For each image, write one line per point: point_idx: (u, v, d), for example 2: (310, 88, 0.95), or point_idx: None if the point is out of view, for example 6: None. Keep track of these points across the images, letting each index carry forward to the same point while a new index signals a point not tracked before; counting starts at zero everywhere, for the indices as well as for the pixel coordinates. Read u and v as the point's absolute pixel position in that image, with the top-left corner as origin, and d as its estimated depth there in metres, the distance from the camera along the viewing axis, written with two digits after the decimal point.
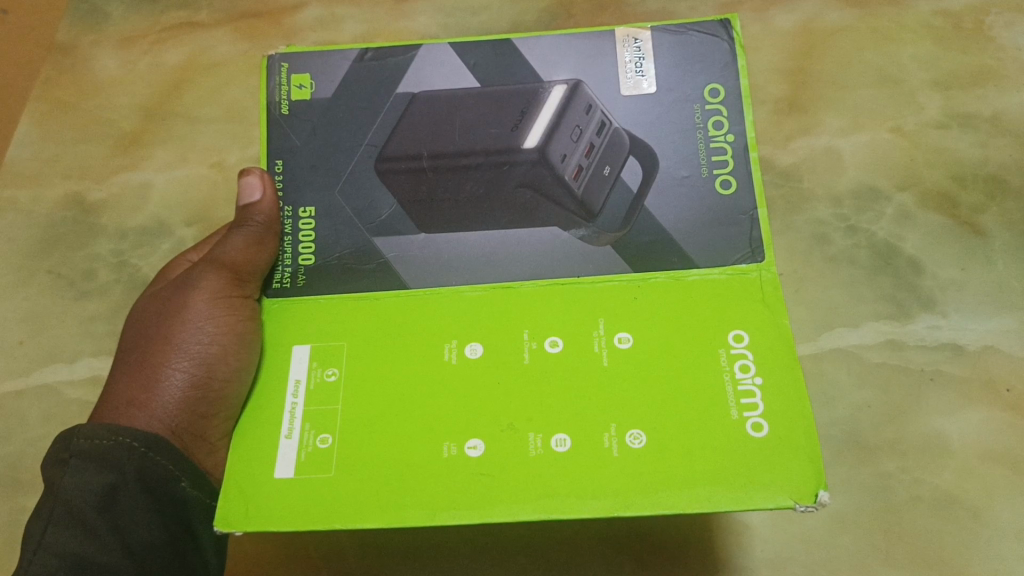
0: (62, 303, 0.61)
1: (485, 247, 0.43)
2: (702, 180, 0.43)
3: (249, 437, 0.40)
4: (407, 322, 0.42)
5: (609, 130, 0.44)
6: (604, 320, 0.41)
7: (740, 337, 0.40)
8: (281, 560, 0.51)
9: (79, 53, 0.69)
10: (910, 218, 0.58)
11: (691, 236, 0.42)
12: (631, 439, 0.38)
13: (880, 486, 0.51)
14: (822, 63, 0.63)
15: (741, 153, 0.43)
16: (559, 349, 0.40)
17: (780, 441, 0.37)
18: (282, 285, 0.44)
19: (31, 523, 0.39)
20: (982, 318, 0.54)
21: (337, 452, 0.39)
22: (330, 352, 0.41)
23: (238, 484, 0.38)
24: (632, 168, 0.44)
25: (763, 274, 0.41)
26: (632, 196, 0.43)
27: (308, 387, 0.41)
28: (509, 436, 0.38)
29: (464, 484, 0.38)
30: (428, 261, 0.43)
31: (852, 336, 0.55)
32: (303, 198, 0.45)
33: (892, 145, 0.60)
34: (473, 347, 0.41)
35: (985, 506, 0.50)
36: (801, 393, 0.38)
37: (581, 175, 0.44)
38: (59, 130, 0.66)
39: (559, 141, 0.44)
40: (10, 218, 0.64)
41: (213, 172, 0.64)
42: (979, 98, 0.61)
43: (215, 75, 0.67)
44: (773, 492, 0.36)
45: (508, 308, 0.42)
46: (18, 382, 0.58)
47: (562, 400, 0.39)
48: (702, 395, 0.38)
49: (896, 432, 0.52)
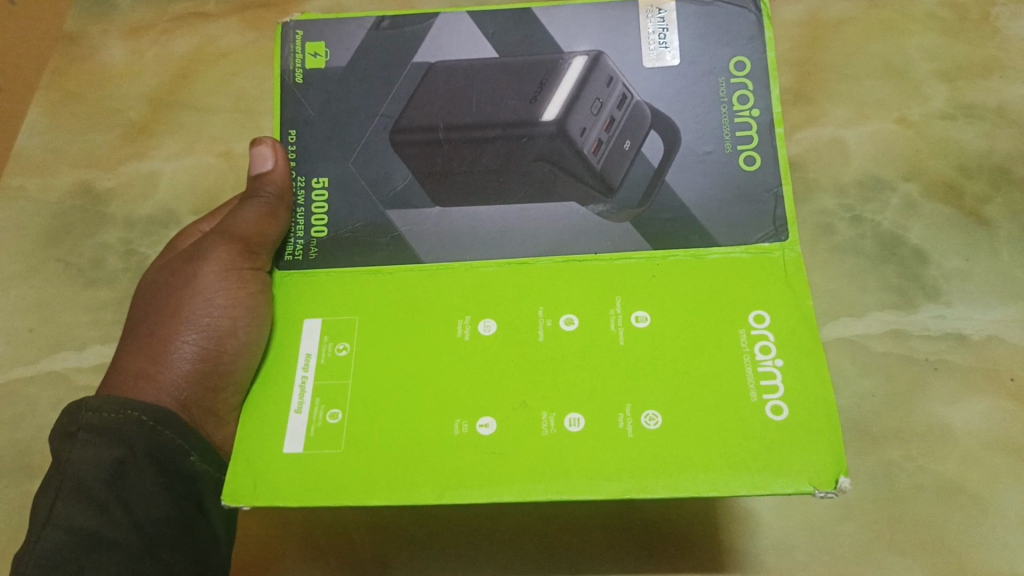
0: (71, 290, 0.61)
1: (498, 221, 0.43)
2: (726, 155, 0.43)
3: (258, 411, 0.40)
4: (421, 298, 0.42)
5: (630, 104, 0.44)
6: (621, 298, 0.41)
7: (761, 318, 0.40)
8: (292, 543, 0.52)
9: (89, 42, 0.69)
10: (915, 208, 0.58)
11: (710, 213, 0.43)
12: (647, 420, 0.38)
13: (886, 473, 0.51)
14: (827, 54, 0.63)
15: (766, 128, 0.43)
16: (574, 327, 0.41)
17: (800, 423, 0.37)
18: (294, 258, 0.44)
19: (37, 499, 0.39)
20: (986, 307, 0.55)
21: (348, 428, 0.39)
22: (342, 326, 0.41)
23: (247, 459, 0.38)
24: (653, 142, 0.44)
25: (786, 254, 0.41)
26: (652, 171, 0.43)
27: (319, 361, 0.41)
28: (522, 416, 0.39)
29: (473, 463, 0.38)
30: (445, 235, 0.43)
31: (858, 324, 0.55)
32: (316, 169, 0.45)
33: (897, 136, 0.61)
34: (486, 324, 0.41)
35: (989, 493, 0.50)
36: (822, 375, 0.38)
37: (601, 149, 0.44)
38: (68, 119, 0.67)
39: (578, 114, 0.44)
40: (19, 206, 0.64)
41: (221, 161, 0.65)
42: (985, 88, 0.61)
43: (223, 64, 0.68)
44: (792, 477, 0.36)
45: (524, 286, 0.42)
46: (27, 369, 0.58)
47: (577, 378, 0.39)
48: (720, 376, 0.39)
49: (901, 421, 0.52)
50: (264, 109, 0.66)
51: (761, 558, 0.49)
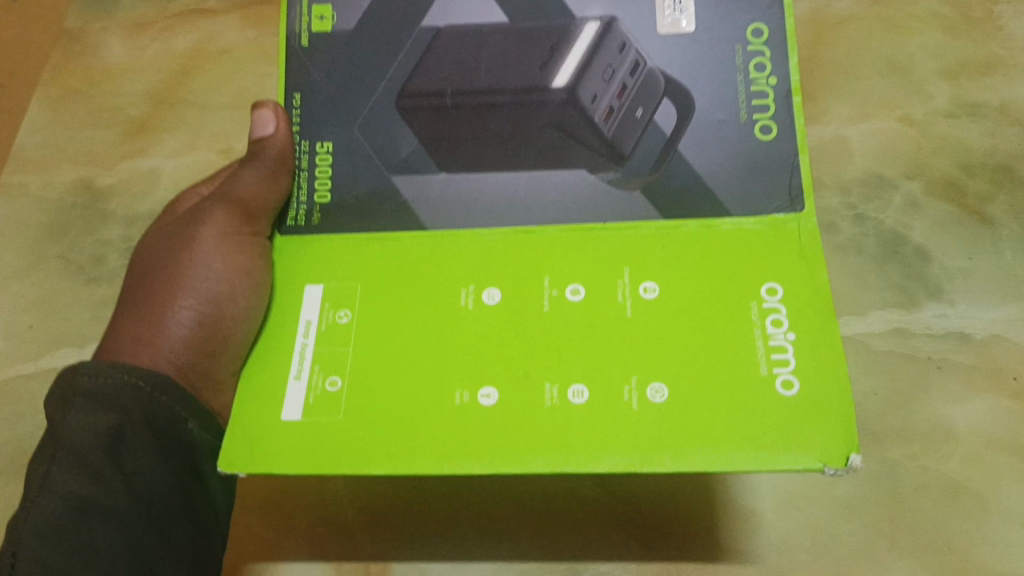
0: (72, 288, 0.61)
1: (507, 188, 0.43)
2: (740, 124, 0.42)
3: (259, 377, 0.40)
4: (426, 267, 0.42)
5: (643, 71, 0.43)
6: (629, 269, 0.41)
7: (773, 291, 0.39)
8: (293, 543, 0.52)
9: (89, 38, 0.69)
10: (918, 207, 0.58)
11: (723, 182, 0.42)
12: (652, 392, 0.37)
13: (887, 473, 0.51)
14: (830, 52, 0.63)
15: (784, 95, 0.42)
16: (581, 298, 0.40)
17: (810, 399, 0.36)
18: (298, 222, 0.44)
19: (31, 468, 0.38)
20: (988, 306, 0.55)
21: (348, 396, 0.39)
22: (344, 293, 0.42)
23: (245, 423, 0.39)
24: (666, 110, 0.43)
25: (801, 225, 0.41)
26: (664, 140, 0.43)
27: (320, 328, 0.41)
28: (524, 385, 0.38)
29: (476, 432, 0.37)
30: (450, 203, 0.43)
31: (860, 323, 0.55)
32: (321, 133, 0.45)
33: (900, 134, 0.60)
34: (491, 293, 0.41)
35: (991, 493, 0.50)
36: (834, 350, 0.37)
37: (612, 116, 0.43)
38: (68, 116, 0.67)
39: (590, 80, 0.43)
40: (20, 203, 0.64)
41: (222, 158, 0.65)
42: (988, 87, 0.61)
43: (224, 61, 0.68)
44: (799, 452, 0.36)
45: (530, 257, 0.42)
46: (27, 366, 0.58)
47: (583, 349, 0.39)
48: (729, 348, 0.38)
49: (903, 420, 0.52)
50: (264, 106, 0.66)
51: (762, 557, 0.49)
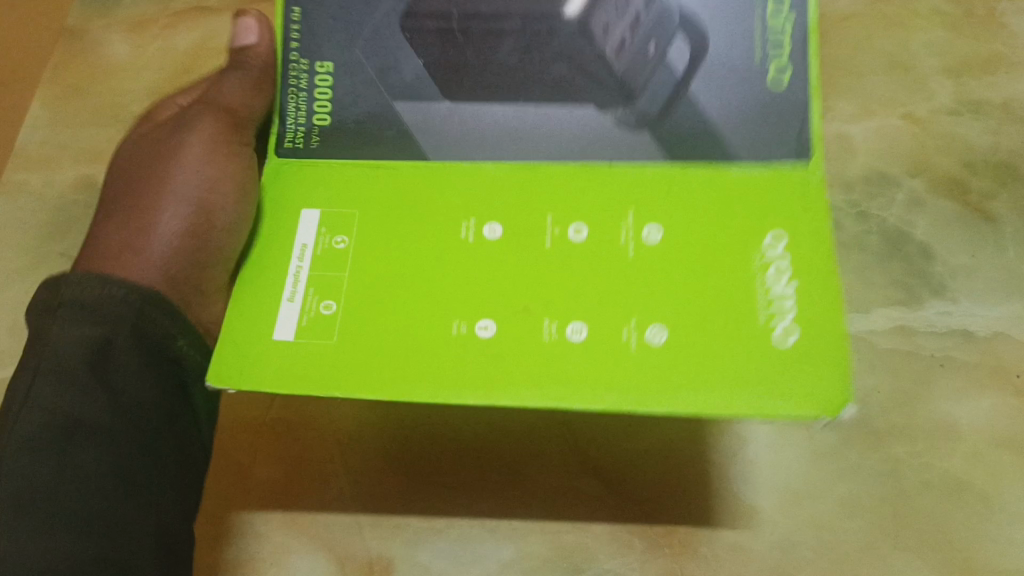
0: None
1: (510, 122, 0.41)
2: (756, 70, 0.40)
3: (249, 297, 0.38)
4: (423, 199, 0.40)
5: (659, 2, 0.41)
6: (633, 209, 0.39)
7: (779, 239, 0.37)
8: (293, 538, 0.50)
9: (90, 36, 0.69)
10: (921, 205, 0.58)
11: (732, 128, 0.40)
12: (651, 333, 0.36)
13: (891, 470, 0.51)
14: (832, 49, 0.63)
15: (801, 39, 0.39)
16: (583, 237, 0.38)
17: (810, 348, 0.35)
18: (295, 145, 0.42)
19: (15, 379, 0.38)
20: (992, 304, 0.55)
21: (341, 321, 0.37)
22: (342, 219, 0.39)
23: (233, 341, 0.36)
24: (679, 46, 0.40)
25: (810, 176, 0.39)
26: (676, 80, 0.40)
27: (316, 252, 0.39)
28: (522, 319, 0.36)
29: (465, 364, 0.35)
30: (453, 134, 0.41)
31: (862, 321, 0.55)
32: (322, 52, 0.42)
33: (903, 131, 0.60)
34: (493, 228, 0.39)
35: (994, 490, 0.50)
36: (834, 299, 0.36)
37: (623, 51, 0.41)
38: (72, 115, 0.67)
39: (602, 12, 0.41)
40: (23, 201, 0.64)
41: None
42: (991, 84, 0.61)
43: (224, 58, 0.67)
44: (793, 398, 0.34)
45: (532, 190, 0.40)
46: None
47: (582, 287, 0.37)
48: (733, 295, 0.36)
49: (907, 417, 0.52)
50: None
51: (764, 553, 0.49)
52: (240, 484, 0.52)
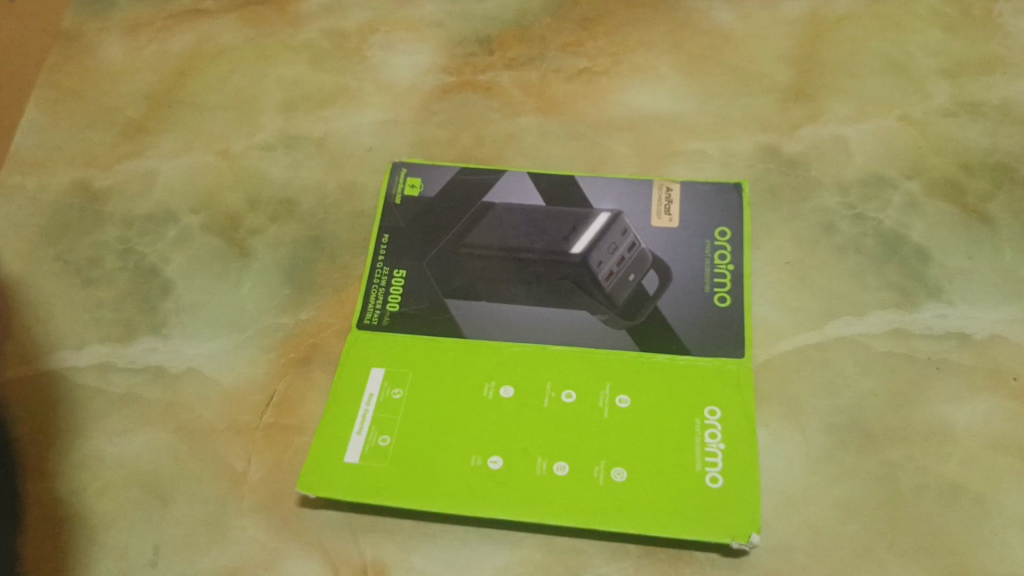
0: (69, 291, 0.60)
1: (523, 315, 0.55)
2: (704, 294, 0.55)
3: (329, 430, 0.51)
4: (454, 363, 0.53)
5: (638, 250, 0.57)
6: (610, 383, 0.52)
7: (714, 412, 0.50)
8: (287, 543, 0.49)
9: (85, 40, 0.72)
10: (917, 206, 0.58)
11: (690, 335, 0.53)
12: (615, 474, 0.48)
13: (886, 474, 0.49)
14: (828, 51, 0.65)
15: (737, 279, 0.55)
16: (573, 400, 0.51)
17: (730, 493, 0.47)
18: (372, 322, 0.55)
19: None
20: (988, 306, 0.54)
21: (393, 450, 0.50)
22: (398, 375, 0.53)
23: (317, 464, 0.50)
24: (651, 278, 0.55)
25: (741, 366, 0.52)
26: (648, 297, 0.55)
27: (379, 400, 0.52)
28: (524, 459, 0.49)
29: (487, 487, 0.48)
30: (486, 321, 0.55)
31: (858, 324, 0.54)
32: (399, 264, 0.57)
33: (899, 132, 0.61)
34: (506, 388, 0.52)
35: (991, 494, 0.48)
36: (750, 474, 0.48)
37: (612, 277, 0.55)
38: (66, 117, 0.68)
39: (598, 252, 0.56)
40: (17, 204, 0.63)
41: (219, 159, 0.65)
42: (988, 85, 0.62)
43: (221, 61, 0.70)
44: (716, 530, 0.46)
45: (537, 364, 0.53)
46: (22, 369, 0.56)
47: (568, 437, 0.50)
48: (677, 448, 0.49)
49: (902, 420, 0.51)
50: (263, 107, 0.67)
51: (759, 560, 0.47)
52: (235, 489, 0.51)
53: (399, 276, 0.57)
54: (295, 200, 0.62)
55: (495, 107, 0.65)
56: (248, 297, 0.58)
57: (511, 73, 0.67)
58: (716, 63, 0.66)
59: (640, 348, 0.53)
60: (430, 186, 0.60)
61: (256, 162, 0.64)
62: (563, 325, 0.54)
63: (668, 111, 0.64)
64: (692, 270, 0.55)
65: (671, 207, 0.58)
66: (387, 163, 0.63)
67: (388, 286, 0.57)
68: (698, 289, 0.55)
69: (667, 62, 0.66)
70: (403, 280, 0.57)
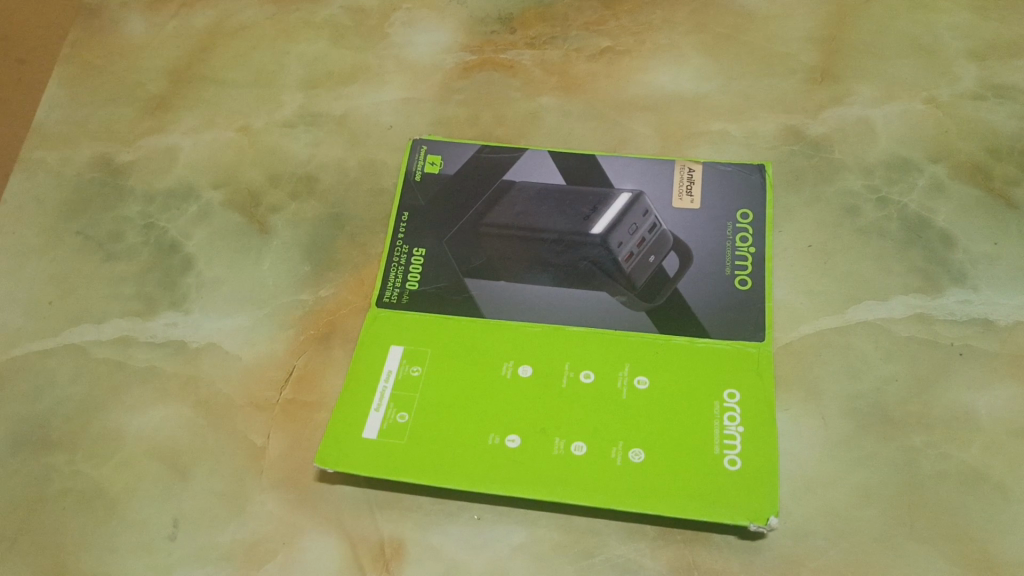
0: (92, 264, 0.60)
1: (543, 295, 0.54)
2: (725, 276, 0.54)
3: (348, 406, 0.51)
4: (473, 342, 0.53)
5: (659, 231, 0.56)
6: (629, 364, 0.51)
7: (733, 396, 0.50)
8: (305, 519, 0.49)
9: (108, 16, 0.72)
10: (942, 190, 0.57)
11: (709, 317, 0.53)
12: (633, 455, 0.48)
13: (906, 460, 0.49)
14: (854, 33, 0.64)
15: (758, 262, 0.55)
16: (591, 380, 0.51)
17: (749, 476, 0.47)
18: (391, 300, 0.55)
19: None
20: (1013, 292, 0.53)
21: (411, 427, 0.50)
22: (417, 354, 0.53)
23: (336, 439, 0.50)
24: (672, 259, 0.55)
25: (761, 350, 0.52)
26: (668, 279, 0.54)
27: (397, 377, 0.52)
28: (541, 437, 0.49)
29: (504, 466, 0.48)
30: (503, 302, 0.54)
31: (881, 308, 0.53)
32: (419, 243, 0.57)
33: (925, 115, 0.60)
34: (524, 368, 0.52)
35: (1013, 481, 0.48)
36: (769, 456, 0.48)
37: (632, 259, 0.55)
38: (88, 92, 0.68)
39: (618, 233, 0.56)
40: (40, 177, 0.64)
41: (240, 136, 0.65)
42: (1017, 68, 0.61)
43: (243, 38, 0.70)
44: (734, 512, 0.46)
45: (556, 344, 0.53)
46: (48, 342, 0.57)
47: (587, 419, 0.50)
48: (695, 430, 0.49)
49: (924, 406, 0.50)
50: (283, 85, 0.67)
51: (778, 544, 0.47)
52: (255, 464, 0.51)
53: (418, 255, 0.57)
54: (315, 177, 0.62)
55: (516, 86, 0.65)
56: (268, 275, 0.59)
57: (533, 52, 0.66)
58: (740, 43, 0.65)
59: (660, 330, 0.52)
60: (450, 164, 0.60)
61: (276, 139, 0.64)
62: (581, 306, 0.54)
63: (691, 92, 0.63)
64: (712, 252, 0.55)
65: (692, 189, 0.58)
66: (407, 141, 0.63)
67: (408, 264, 0.57)
68: (719, 272, 0.54)
69: (690, 42, 0.65)
70: (422, 259, 0.57)
